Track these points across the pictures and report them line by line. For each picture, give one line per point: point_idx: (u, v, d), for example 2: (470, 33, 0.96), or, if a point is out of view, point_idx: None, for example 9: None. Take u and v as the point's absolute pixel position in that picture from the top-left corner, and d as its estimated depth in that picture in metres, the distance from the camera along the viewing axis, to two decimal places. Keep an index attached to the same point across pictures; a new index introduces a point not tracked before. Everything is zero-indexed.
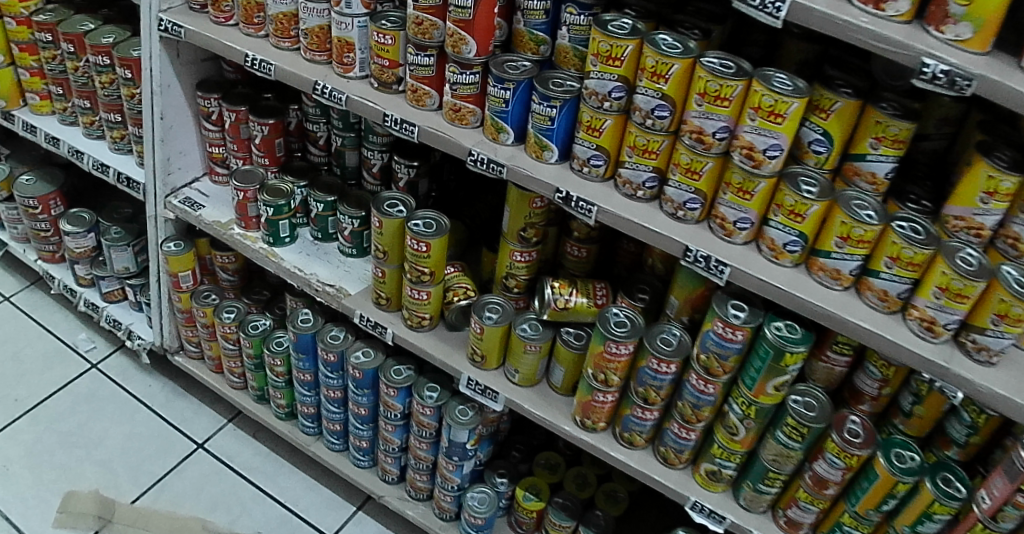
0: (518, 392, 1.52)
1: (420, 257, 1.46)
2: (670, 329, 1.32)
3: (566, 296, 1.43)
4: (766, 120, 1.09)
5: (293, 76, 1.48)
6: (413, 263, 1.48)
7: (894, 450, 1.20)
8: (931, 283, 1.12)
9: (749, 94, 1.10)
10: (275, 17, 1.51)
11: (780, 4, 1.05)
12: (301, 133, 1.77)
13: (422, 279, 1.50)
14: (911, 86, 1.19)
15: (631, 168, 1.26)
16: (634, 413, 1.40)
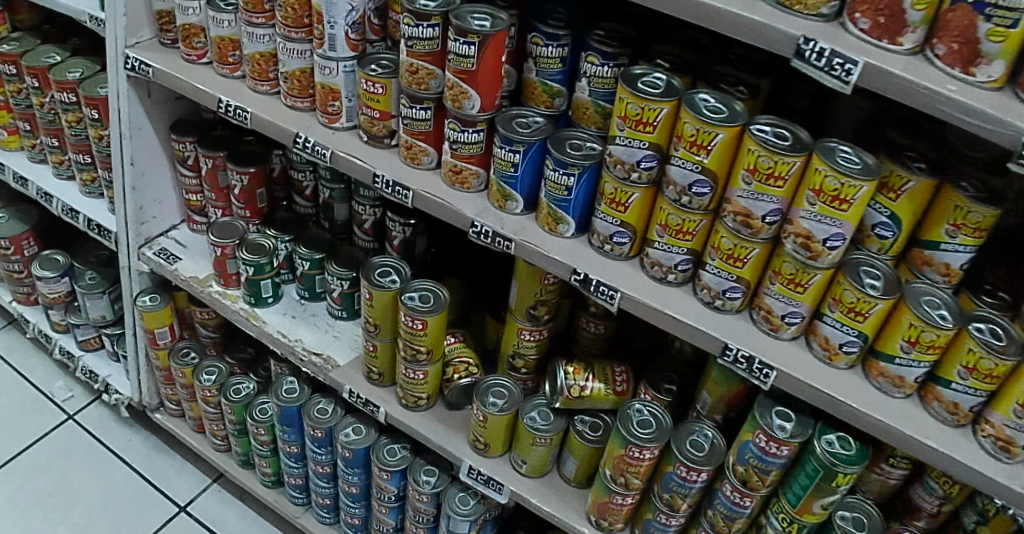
0: (525, 484, 1.32)
1: (415, 335, 1.30)
2: (703, 430, 1.12)
3: (582, 382, 1.24)
4: (828, 206, 0.91)
5: (270, 124, 1.32)
6: (407, 340, 1.32)
7: None
8: (1011, 399, 0.92)
9: (809, 172, 0.91)
10: (251, 57, 1.34)
11: (850, 65, 0.82)
12: (286, 180, 1.62)
13: (418, 357, 1.34)
14: (993, 159, 1.01)
15: (661, 249, 1.09)
16: (658, 519, 1.19)
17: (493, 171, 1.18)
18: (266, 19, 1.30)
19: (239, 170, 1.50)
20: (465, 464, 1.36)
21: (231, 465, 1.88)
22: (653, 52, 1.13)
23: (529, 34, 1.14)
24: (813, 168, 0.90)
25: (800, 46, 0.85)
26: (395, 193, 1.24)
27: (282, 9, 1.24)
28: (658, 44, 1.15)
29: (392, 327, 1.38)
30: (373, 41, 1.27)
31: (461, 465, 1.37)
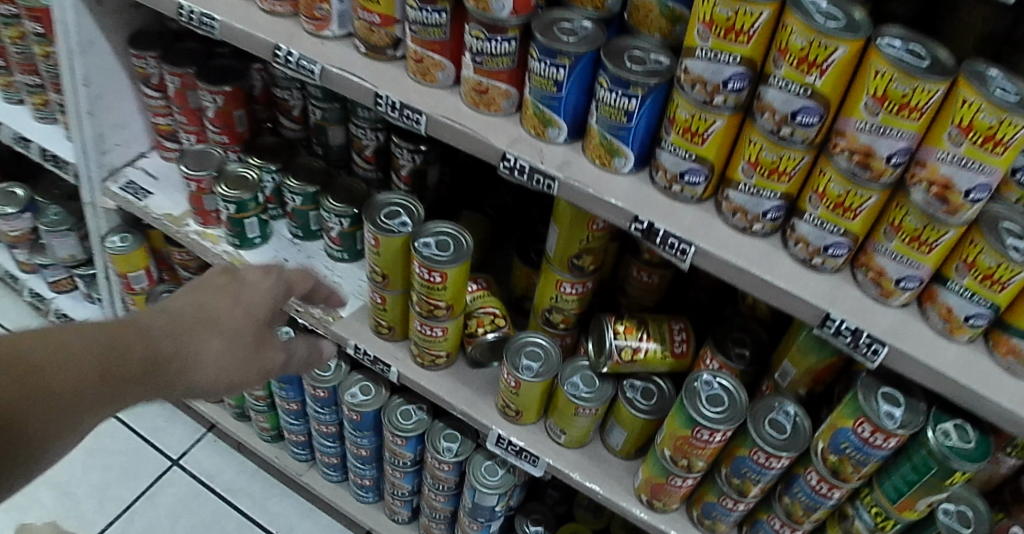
0: (564, 457, 1.17)
1: (433, 289, 1.10)
2: (784, 408, 0.96)
3: (635, 344, 1.06)
4: (976, 147, 0.71)
5: (243, 36, 1.07)
6: (424, 294, 1.12)
7: None
8: None
9: (948, 103, 0.71)
10: None
11: None
12: (269, 100, 1.37)
13: (437, 313, 1.15)
14: None
15: (747, 193, 0.87)
16: (722, 502, 1.04)
17: (527, 90, 0.94)
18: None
19: (211, 90, 1.25)
20: (496, 433, 1.20)
21: (224, 416, 1.72)
22: None
23: None
24: (963, 98, 0.69)
25: None
26: (406, 119, 0.99)
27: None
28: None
29: (404, 277, 1.18)
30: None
31: (490, 433, 1.21)
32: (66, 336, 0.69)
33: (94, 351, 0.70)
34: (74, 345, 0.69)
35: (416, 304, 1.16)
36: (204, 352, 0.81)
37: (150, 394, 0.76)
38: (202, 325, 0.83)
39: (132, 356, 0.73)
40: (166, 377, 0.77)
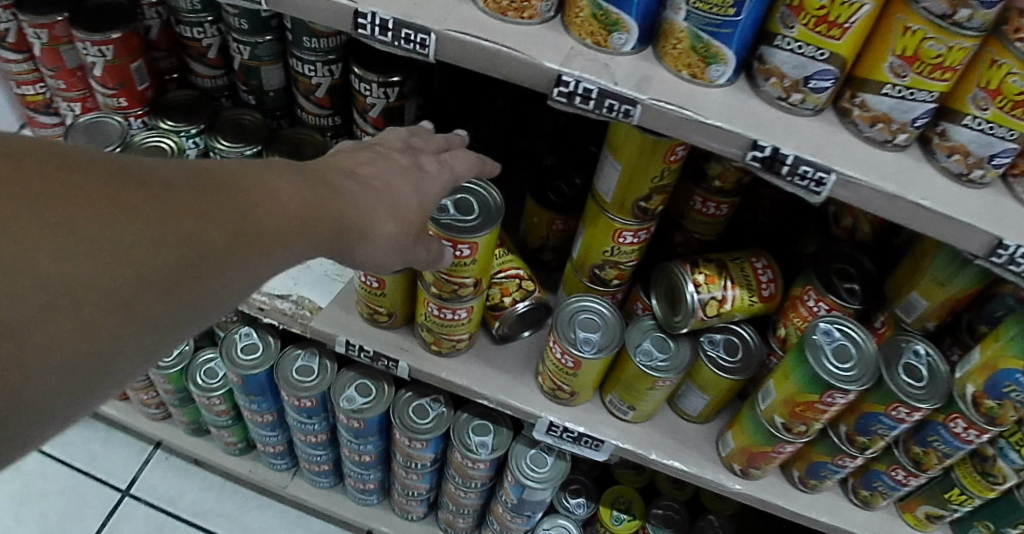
0: (634, 435, 0.99)
1: (457, 265, 0.83)
2: (915, 349, 0.80)
3: (720, 295, 0.87)
4: None
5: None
6: (443, 273, 0.85)
7: None
8: None
9: None
10: None
11: None
12: (174, 44, 1.01)
13: (462, 293, 0.89)
14: None
15: (895, 97, 0.66)
16: (837, 461, 0.90)
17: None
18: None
19: (92, 41, 0.88)
20: (547, 420, 0.99)
21: (174, 433, 1.40)
22: None
23: None
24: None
25: None
26: (407, 45, 0.70)
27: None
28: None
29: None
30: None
31: (538, 422, 1.00)
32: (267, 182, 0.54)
33: (311, 204, 0.57)
34: (287, 193, 0.55)
35: (432, 286, 0.89)
36: (394, 225, 0.66)
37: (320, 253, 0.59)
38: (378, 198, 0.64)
39: (304, 225, 0.56)
40: (365, 240, 0.64)
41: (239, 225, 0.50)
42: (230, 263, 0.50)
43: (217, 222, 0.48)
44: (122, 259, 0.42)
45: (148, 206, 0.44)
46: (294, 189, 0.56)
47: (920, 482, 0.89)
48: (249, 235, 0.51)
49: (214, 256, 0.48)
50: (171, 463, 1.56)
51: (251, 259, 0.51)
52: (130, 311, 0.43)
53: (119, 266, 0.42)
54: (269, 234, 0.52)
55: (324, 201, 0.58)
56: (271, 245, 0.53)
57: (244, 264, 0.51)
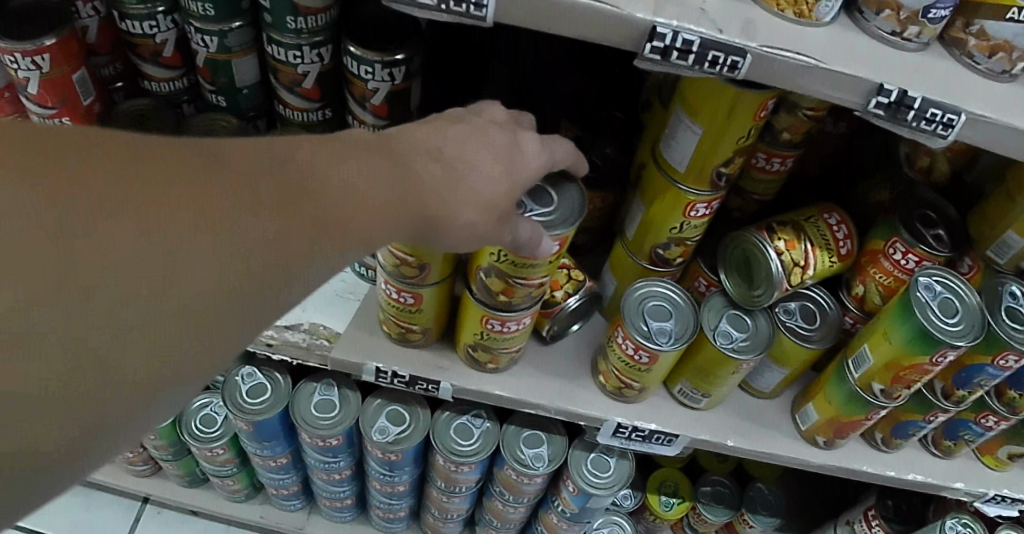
0: (708, 423, 0.88)
1: (537, 265, 0.67)
2: (1011, 292, 0.77)
3: (804, 261, 0.76)
4: None
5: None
6: (519, 278, 0.69)
7: None
8: None
9: None
10: None
11: None
12: (117, 45, 0.85)
13: (534, 297, 0.73)
14: None
15: (1022, 22, 0.59)
16: (928, 417, 0.86)
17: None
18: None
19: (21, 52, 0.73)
20: (613, 422, 0.85)
21: (167, 490, 1.20)
22: None
23: None
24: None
25: None
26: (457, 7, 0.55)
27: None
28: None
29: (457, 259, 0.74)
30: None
31: (602, 426, 0.86)
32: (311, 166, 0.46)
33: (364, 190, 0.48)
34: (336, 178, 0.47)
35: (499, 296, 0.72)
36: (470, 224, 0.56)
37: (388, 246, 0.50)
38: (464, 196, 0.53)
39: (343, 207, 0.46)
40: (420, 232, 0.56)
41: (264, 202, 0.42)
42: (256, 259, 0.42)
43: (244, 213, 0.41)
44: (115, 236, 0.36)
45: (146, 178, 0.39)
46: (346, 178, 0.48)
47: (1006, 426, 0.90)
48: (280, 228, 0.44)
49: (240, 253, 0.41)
50: (165, 517, 1.36)
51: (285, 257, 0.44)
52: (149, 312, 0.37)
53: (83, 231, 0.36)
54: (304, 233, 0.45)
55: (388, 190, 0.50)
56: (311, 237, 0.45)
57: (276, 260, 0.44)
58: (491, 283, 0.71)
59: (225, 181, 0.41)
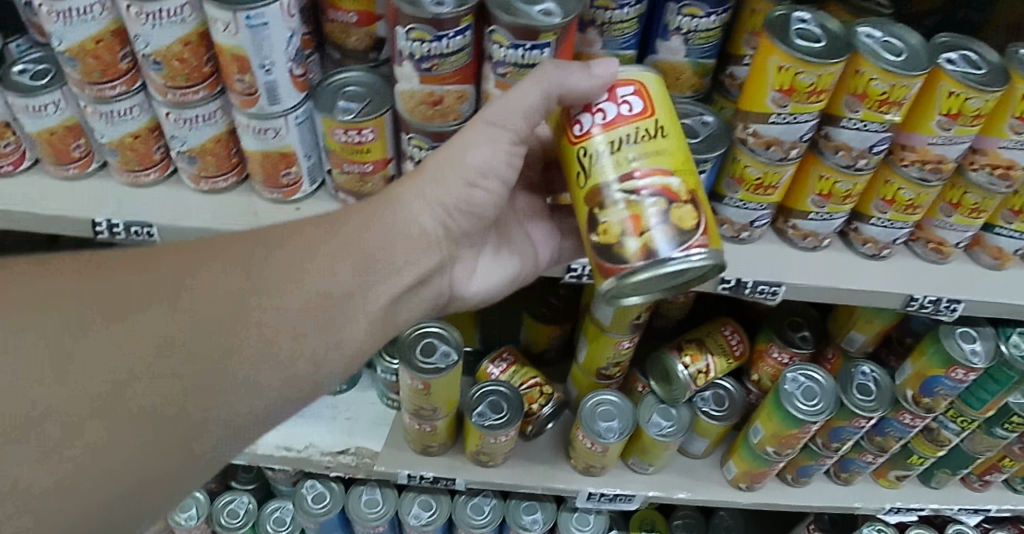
0: (658, 483, 1.13)
1: (643, 145, 0.62)
2: (863, 370, 1.02)
3: (705, 366, 1.05)
4: None
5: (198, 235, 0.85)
6: (633, 177, 0.62)
7: None
8: None
9: (1010, 101, 0.81)
10: (117, 144, 0.84)
11: None
12: None
13: (674, 217, 0.62)
14: None
15: (820, 219, 0.92)
16: (819, 462, 1.09)
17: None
18: (128, 84, 0.79)
19: None
20: (586, 492, 1.12)
21: None
22: None
23: None
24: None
25: None
26: None
27: (156, 66, 0.74)
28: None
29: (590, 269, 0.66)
30: (308, 58, 0.82)
31: (578, 494, 1.12)
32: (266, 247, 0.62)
33: (338, 244, 0.65)
34: (302, 242, 0.64)
35: (627, 234, 0.62)
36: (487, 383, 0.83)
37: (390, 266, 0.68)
38: (472, 183, 0.71)
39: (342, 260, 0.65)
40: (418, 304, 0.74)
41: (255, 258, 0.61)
42: (251, 316, 0.59)
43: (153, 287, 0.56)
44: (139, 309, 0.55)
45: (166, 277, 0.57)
46: (328, 243, 0.65)
47: (886, 457, 1.12)
48: (256, 278, 0.60)
49: (232, 316, 0.58)
50: None
51: (277, 320, 0.60)
52: (161, 367, 0.54)
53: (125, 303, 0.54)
54: (281, 286, 0.61)
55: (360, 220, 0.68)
56: (292, 286, 0.61)
57: (269, 318, 0.59)
58: (608, 224, 0.63)
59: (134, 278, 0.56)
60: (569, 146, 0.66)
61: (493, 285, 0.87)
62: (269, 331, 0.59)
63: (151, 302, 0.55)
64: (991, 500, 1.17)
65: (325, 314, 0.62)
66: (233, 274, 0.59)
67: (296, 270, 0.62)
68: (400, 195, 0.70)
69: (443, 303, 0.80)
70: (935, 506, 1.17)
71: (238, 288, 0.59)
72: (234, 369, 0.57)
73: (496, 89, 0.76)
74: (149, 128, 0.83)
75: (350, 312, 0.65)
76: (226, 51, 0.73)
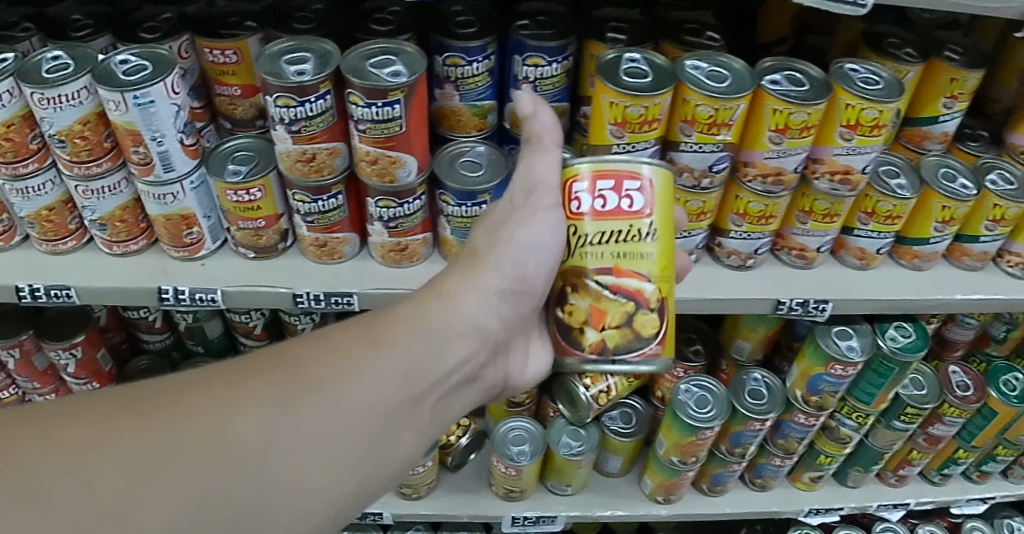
0: (578, 503, 1.16)
1: (625, 248, 0.73)
2: (753, 376, 1.06)
3: (606, 386, 1.07)
4: (864, 136, 0.89)
5: (112, 293, 0.93)
6: (608, 275, 0.74)
7: (1002, 378, 1.07)
8: None
9: (835, 110, 0.88)
10: (36, 216, 0.92)
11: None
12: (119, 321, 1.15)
13: (635, 322, 0.74)
14: (947, 16, 1.01)
15: (681, 237, 1.00)
16: (729, 468, 1.10)
17: (447, 231, 0.96)
18: (40, 161, 0.87)
19: (61, 348, 1.01)
20: (509, 517, 1.15)
21: None
22: (596, 19, 0.93)
23: (440, 54, 0.88)
24: (847, 104, 0.86)
25: None
26: (337, 302, 0.96)
27: (61, 144, 0.82)
28: (599, 8, 0.94)
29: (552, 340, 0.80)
30: (202, 129, 0.92)
31: (502, 519, 1.15)
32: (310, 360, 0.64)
33: (397, 345, 0.68)
34: (346, 357, 0.65)
35: (587, 325, 0.75)
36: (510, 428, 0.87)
37: (438, 366, 0.71)
38: (511, 280, 0.78)
39: (392, 362, 0.67)
40: (465, 402, 0.78)
41: (299, 372, 0.62)
42: (303, 440, 0.59)
43: (196, 404, 0.56)
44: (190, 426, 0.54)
45: (212, 395, 0.57)
46: (382, 350, 0.67)
47: (795, 459, 1.11)
48: (303, 400, 0.60)
49: (292, 431, 0.58)
50: None
51: (338, 430, 0.61)
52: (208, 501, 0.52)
53: (177, 422, 0.54)
54: (330, 409, 0.61)
55: (410, 325, 0.71)
56: (342, 409, 0.62)
57: (319, 442, 0.60)
58: (576, 307, 0.75)
59: (180, 396, 0.56)
60: (564, 218, 0.76)
61: (540, 372, 0.91)
62: (323, 453, 0.59)
63: (205, 416, 0.55)
64: (909, 494, 1.15)
65: (378, 421, 0.64)
66: (276, 398, 0.59)
67: (344, 388, 0.63)
68: (449, 292, 0.75)
69: (494, 393, 0.86)
70: (854, 506, 1.14)
71: (285, 415, 0.59)
72: (281, 502, 0.57)
73: (361, 143, 0.86)
74: (62, 201, 0.92)
75: (402, 426, 0.67)
76: (120, 127, 0.81)
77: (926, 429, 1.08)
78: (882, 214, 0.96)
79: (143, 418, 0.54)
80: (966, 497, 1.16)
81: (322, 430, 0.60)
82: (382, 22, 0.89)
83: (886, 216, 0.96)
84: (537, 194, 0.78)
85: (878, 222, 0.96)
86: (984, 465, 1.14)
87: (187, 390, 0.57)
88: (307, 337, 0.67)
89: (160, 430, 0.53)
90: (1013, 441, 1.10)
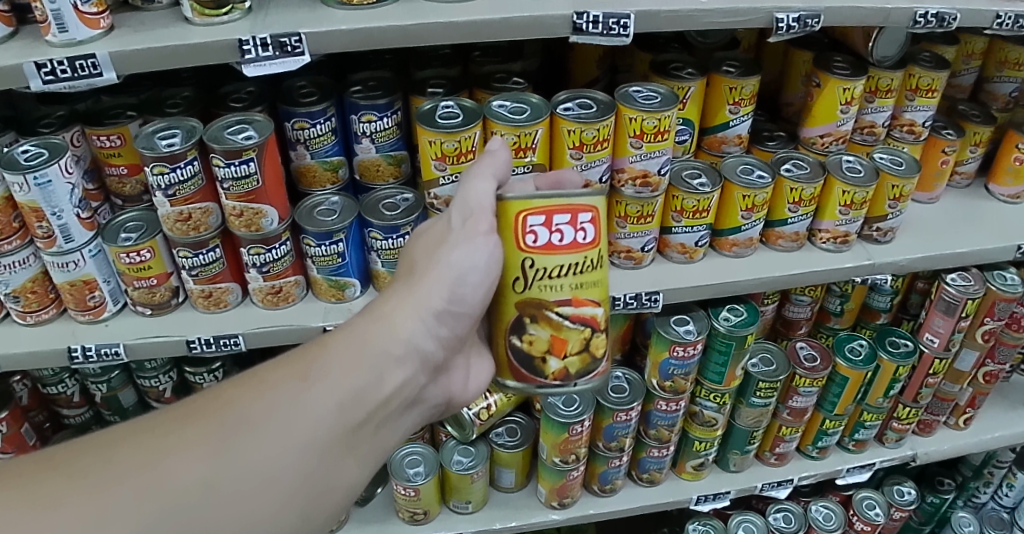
0: (481, 519, 1.24)
1: (583, 279, 0.76)
2: (615, 374, 1.17)
3: (485, 403, 1.16)
4: (652, 142, 1.03)
5: (27, 357, 1.07)
6: (568, 305, 0.76)
7: (846, 346, 1.16)
8: (833, 205, 1.11)
9: (624, 124, 1.03)
10: None
11: (625, 20, 0.95)
12: (41, 402, 1.26)
13: (592, 345, 0.79)
14: (726, 38, 1.19)
15: None
16: (611, 464, 1.21)
17: (314, 271, 1.11)
18: None
19: None
20: None
21: None
22: (420, 80, 1.11)
23: (288, 121, 1.04)
24: (630, 118, 1.01)
25: (577, 23, 0.95)
26: (224, 344, 1.09)
27: None
28: (421, 70, 1.12)
29: (503, 366, 0.83)
30: (97, 208, 1.07)
31: None
32: (239, 398, 0.67)
33: (331, 377, 0.70)
34: (275, 394, 0.68)
35: (550, 354, 0.78)
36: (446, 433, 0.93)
37: (378, 390, 0.73)
38: (447, 301, 0.78)
39: (325, 391, 0.69)
40: (408, 425, 0.81)
41: (228, 412, 0.66)
42: (240, 479, 0.62)
43: (125, 450, 0.61)
44: (119, 472, 0.59)
45: (142, 443, 0.61)
46: (316, 384, 0.69)
47: (672, 449, 1.22)
48: (232, 441, 0.63)
49: (227, 470, 0.62)
50: None
51: (273, 464, 0.64)
52: None
53: (107, 474, 0.58)
54: (264, 446, 0.64)
55: (345, 352, 0.72)
56: (277, 443, 0.65)
57: (257, 478, 0.63)
58: (536, 338, 0.78)
59: (108, 449, 0.61)
60: (517, 250, 0.76)
61: (483, 383, 0.96)
62: (261, 486, 0.63)
63: (135, 465, 0.59)
64: (790, 471, 1.26)
65: (314, 450, 0.67)
66: (209, 442, 0.63)
67: (277, 424, 0.66)
68: (386, 314, 0.76)
69: (435, 412, 0.90)
70: (738, 489, 1.26)
71: (217, 459, 0.62)
72: None
73: (227, 200, 1.00)
74: None
75: (341, 454, 0.69)
76: (24, 206, 0.95)
77: (788, 404, 1.17)
78: (689, 210, 1.10)
79: (71, 478, 0.58)
80: (846, 467, 1.27)
81: (258, 466, 0.63)
82: (239, 101, 1.07)
83: (694, 211, 1.10)
84: (474, 219, 0.79)
85: (689, 217, 1.11)
86: (857, 434, 1.25)
87: (116, 446, 0.61)
88: (240, 378, 0.71)
89: (89, 487, 0.57)
90: (874, 405, 1.19)
